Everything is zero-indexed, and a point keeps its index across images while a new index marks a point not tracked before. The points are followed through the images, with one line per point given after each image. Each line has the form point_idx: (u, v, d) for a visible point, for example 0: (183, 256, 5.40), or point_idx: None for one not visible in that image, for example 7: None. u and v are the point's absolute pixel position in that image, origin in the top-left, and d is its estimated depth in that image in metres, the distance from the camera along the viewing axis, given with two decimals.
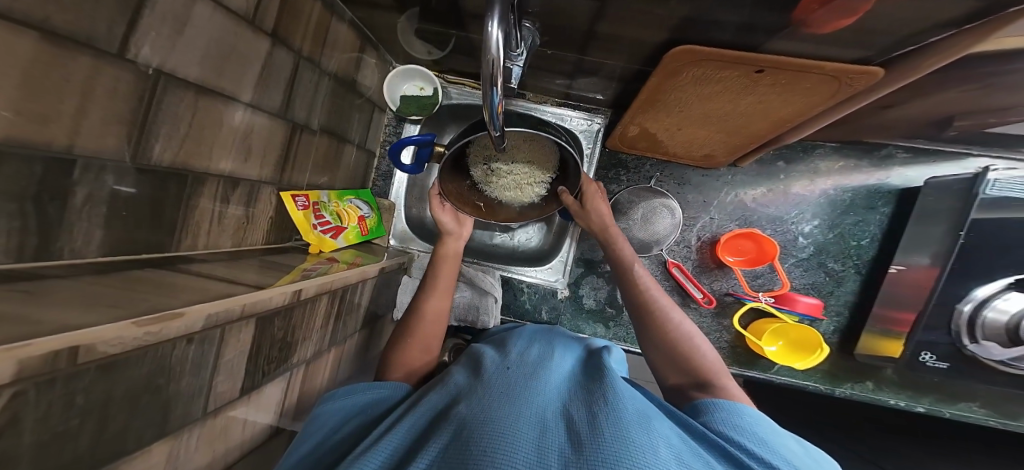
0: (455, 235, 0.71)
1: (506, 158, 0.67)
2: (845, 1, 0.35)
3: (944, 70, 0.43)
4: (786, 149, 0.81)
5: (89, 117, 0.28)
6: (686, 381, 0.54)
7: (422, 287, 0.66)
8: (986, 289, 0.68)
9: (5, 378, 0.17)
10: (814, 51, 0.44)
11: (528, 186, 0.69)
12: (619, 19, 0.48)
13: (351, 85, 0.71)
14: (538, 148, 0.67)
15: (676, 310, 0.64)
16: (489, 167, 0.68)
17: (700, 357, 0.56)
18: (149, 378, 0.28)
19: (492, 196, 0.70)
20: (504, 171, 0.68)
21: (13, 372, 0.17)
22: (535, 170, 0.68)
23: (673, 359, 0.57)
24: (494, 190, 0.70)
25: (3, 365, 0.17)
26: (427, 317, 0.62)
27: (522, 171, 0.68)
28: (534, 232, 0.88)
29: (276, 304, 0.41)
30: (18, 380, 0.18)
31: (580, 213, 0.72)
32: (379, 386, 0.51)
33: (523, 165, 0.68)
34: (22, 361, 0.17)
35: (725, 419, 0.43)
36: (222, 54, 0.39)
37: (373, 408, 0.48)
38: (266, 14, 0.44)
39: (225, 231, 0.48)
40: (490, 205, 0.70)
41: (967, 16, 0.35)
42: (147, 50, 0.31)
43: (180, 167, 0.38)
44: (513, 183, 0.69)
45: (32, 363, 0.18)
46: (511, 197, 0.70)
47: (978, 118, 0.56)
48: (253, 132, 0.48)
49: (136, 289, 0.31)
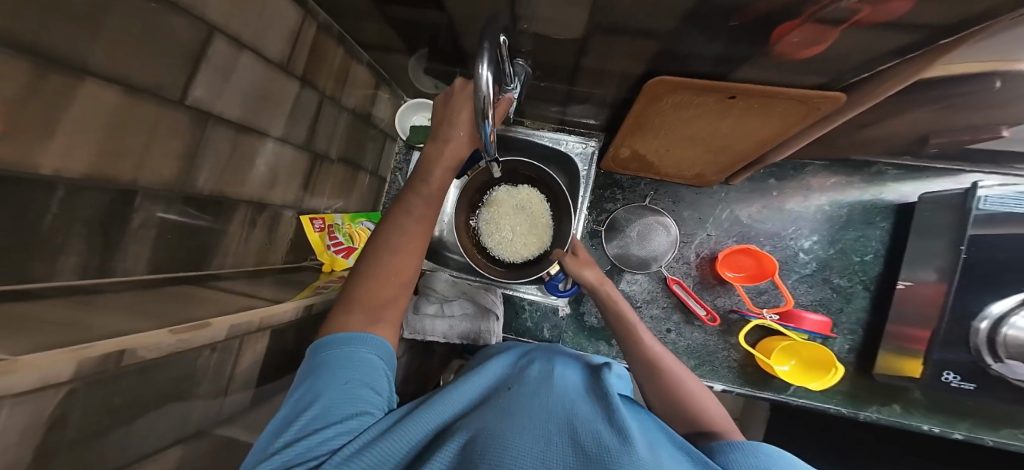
0: (417, 240, 0.53)
1: (507, 219, 0.82)
2: (815, 27, 0.38)
3: (910, 92, 0.46)
4: (776, 167, 0.82)
5: (155, 154, 0.34)
6: (692, 431, 0.52)
7: (363, 270, 0.50)
8: (1000, 304, 0.62)
9: (65, 375, 0.21)
10: (780, 79, 0.47)
11: (519, 249, 0.82)
12: (601, 56, 0.53)
13: (367, 118, 0.77)
14: (539, 223, 0.82)
15: (676, 361, 0.61)
16: (491, 221, 0.82)
17: (705, 407, 0.54)
18: (175, 383, 0.32)
19: (488, 244, 0.83)
20: (505, 227, 0.82)
21: (72, 370, 0.22)
22: (529, 238, 0.82)
23: (674, 405, 0.55)
24: (488, 239, 0.83)
25: (61, 365, 0.21)
26: (393, 279, 0.50)
27: (519, 233, 0.81)
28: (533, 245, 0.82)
29: (288, 318, 0.46)
30: (75, 378, 0.22)
31: (568, 272, 0.73)
32: (358, 346, 0.43)
33: (522, 229, 0.82)
34: (80, 362, 0.22)
35: (738, 460, 0.40)
36: (258, 96, 0.46)
37: (327, 363, 0.42)
38: (296, 62, 0.52)
39: (250, 251, 0.52)
40: (482, 252, 0.83)
41: (912, 45, 0.38)
42: (201, 94, 0.38)
43: (217, 195, 0.44)
44: (507, 241, 0.82)
45: (87, 365, 0.23)
46: (498, 248, 0.83)
47: (953, 136, 0.57)
48: (280, 162, 0.54)
49: (172, 302, 0.36)
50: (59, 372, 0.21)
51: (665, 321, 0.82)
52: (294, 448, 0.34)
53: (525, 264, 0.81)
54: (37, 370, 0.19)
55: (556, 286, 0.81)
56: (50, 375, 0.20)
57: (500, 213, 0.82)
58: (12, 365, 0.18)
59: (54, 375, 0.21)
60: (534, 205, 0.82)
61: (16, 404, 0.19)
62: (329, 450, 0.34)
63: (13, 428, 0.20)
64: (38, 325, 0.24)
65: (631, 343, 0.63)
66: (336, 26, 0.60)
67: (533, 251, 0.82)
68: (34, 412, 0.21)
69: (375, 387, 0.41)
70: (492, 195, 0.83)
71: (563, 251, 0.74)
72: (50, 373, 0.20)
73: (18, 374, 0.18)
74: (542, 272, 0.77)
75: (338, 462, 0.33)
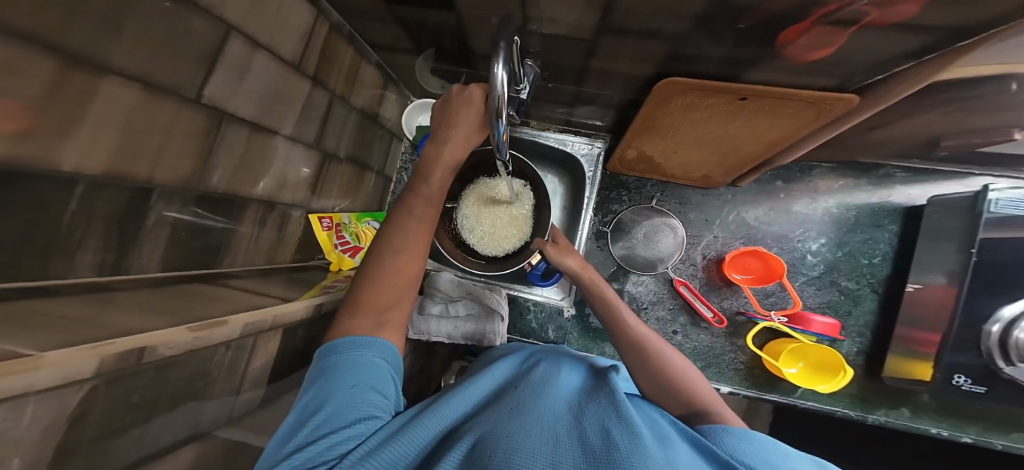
0: (423, 239, 0.53)
1: (485, 213, 0.81)
2: (823, 31, 0.38)
3: (921, 95, 0.45)
4: (783, 169, 0.82)
5: (172, 152, 0.35)
6: (686, 411, 0.51)
7: (370, 272, 0.50)
8: (1013, 307, 0.61)
9: (87, 372, 0.22)
10: (791, 81, 0.47)
11: (501, 241, 0.82)
12: (611, 57, 0.53)
13: (374, 118, 0.77)
14: (520, 215, 0.81)
15: (664, 343, 0.60)
16: (470, 217, 0.82)
17: (695, 388, 0.53)
18: (190, 381, 0.32)
19: (469, 240, 0.83)
20: (485, 222, 0.81)
21: (94, 367, 0.22)
22: (508, 232, 0.81)
23: (663, 390, 0.54)
24: (468, 235, 0.83)
25: (85, 362, 0.21)
26: (399, 278, 0.50)
27: (500, 227, 0.81)
28: (512, 239, 0.81)
29: (299, 317, 0.46)
30: (98, 374, 0.23)
31: (551, 261, 0.74)
32: (360, 352, 0.43)
33: (502, 223, 0.81)
34: (101, 359, 0.22)
35: (733, 444, 0.40)
36: (271, 95, 0.46)
37: (333, 368, 0.41)
38: (308, 62, 0.52)
39: (260, 250, 0.52)
40: (463, 247, 0.83)
41: (929, 46, 0.38)
42: (217, 93, 0.38)
43: (230, 193, 0.44)
44: (488, 236, 0.82)
45: (109, 362, 0.23)
46: (479, 244, 0.82)
47: (965, 139, 0.57)
48: (291, 160, 0.54)
49: (186, 300, 0.36)
50: (82, 369, 0.21)
51: (672, 323, 0.82)
52: (305, 453, 0.34)
53: (508, 256, 0.81)
54: (62, 368, 0.20)
55: (538, 276, 0.84)
56: (75, 371, 0.21)
57: (478, 209, 0.82)
58: (35, 361, 0.19)
59: (78, 372, 0.21)
60: (511, 198, 0.81)
61: (37, 401, 0.19)
62: (339, 454, 0.34)
63: (35, 424, 0.20)
64: (61, 322, 0.24)
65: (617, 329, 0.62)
66: (346, 26, 0.60)
67: (515, 243, 0.82)
68: (54, 409, 0.21)
69: (381, 391, 0.41)
70: (467, 190, 0.82)
71: (543, 240, 0.74)
72: (74, 370, 0.21)
73: (42, 372, 0.19)
74: (522, 262, 0.79)
75: (351, 463, 0.33)
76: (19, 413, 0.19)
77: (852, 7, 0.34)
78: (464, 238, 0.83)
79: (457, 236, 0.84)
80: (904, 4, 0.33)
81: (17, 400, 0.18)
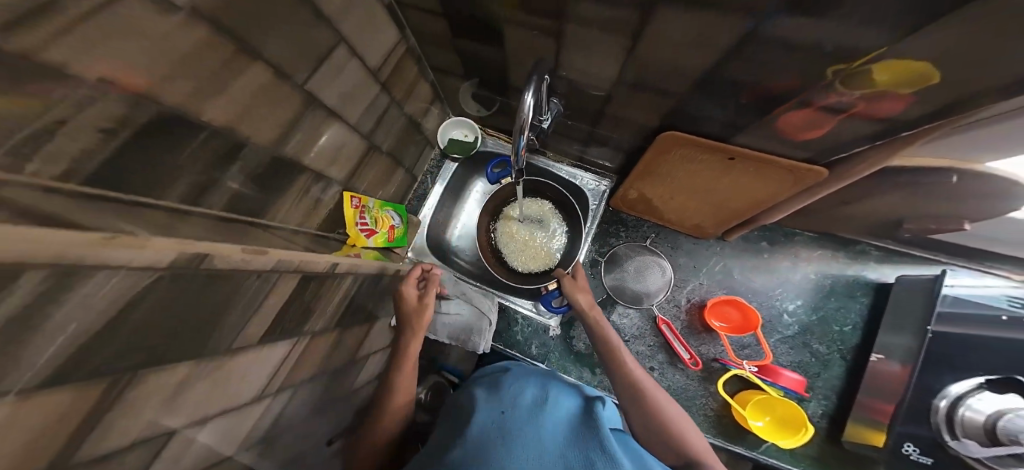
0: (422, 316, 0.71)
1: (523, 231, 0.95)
2: (821, 117, 0.46)
3: (878, 176, 0.53)
4: (768, 231, 0.89)
5: (262, 113, 0.43)
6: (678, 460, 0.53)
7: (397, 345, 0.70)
8: (959, 385, 0.65)
9: (166, 261, 0.27)
10: (772, 149, 0.55)
11: (529, 260, 0.94)
12: (626, 106, 0.63)
13: (416, 125, 0.86)
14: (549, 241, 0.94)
15: (661, 390, 0.63)
16: (509, 232, 0.95)
17: (688, 437, 0.56)
18: (227, 300, 0.37)
19: (503, 251, 0.95)
20: (519, 239, 0.94)
21: (171, 259, 0.28)
22: (538, 253, 0.94)
23: (658, 436, 0.56)
24: (503, 247, 0.95)
25: (164, 253, 0.27)
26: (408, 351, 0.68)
27: (532, 247, 0.93)
28: (541, 263, 0.93)
29: (319, 268, 0.51)
30: (171, 267, 0.28)
31: (564, 293, 0.80)
32: None
33: (534, 245, 0.94)
34: (178, 254, 0.28)
35: None
36: (350, 91, 0.57)
37: None
38: (383, 72, 0.64)
39: (299, 210, 0.57)
40: (496, 256, 0.95)
41: (876, 133, 0.46)
42: (305, 78, 0.47)
43: (293, 157, 0.51)
44: (519, 252, 0.94)
45: (181, 258, 0.28)
46: (510, 257, 0.95)
47: (924, 223, 0.64)
48: (345, 143, 0.62)
49: (235, 230, 0.41)
50: (160, 257, 0.26)
51: (650, 359, 0.84)
52: None
53: (529, 275, 0.93)
54: (153, 253, 0.26)
55: (550, 302, 0.86)
56: (158, 257, 0.26)
57: (518, 226, 0.95)
58: (142, 243, 0.25)
59: (158, 260, 0.26)
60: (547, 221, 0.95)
61: (125, 274, 0.25)
62: None
63: (119, 292, 0.25)
64: (152, 219, 0.30)
65: (615, 367, 0.65)
66: (417, 49, 0.72)
67: (540, 266, 0.93)
68: (131, 284, 0.26)
69: None
70: (512, 206, 0.96)
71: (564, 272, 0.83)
72: (157, 257, 0.26)
73: (145, 252, 0.25)
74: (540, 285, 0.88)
75: None
76: (107, 279, 0.24)
77: (841, 94, 0.42)
78: (501, 249, 0.95)
79: (494, 246, 0.96)
80: (890, 102, 0.40)
81: (113, 269, 0.24)
